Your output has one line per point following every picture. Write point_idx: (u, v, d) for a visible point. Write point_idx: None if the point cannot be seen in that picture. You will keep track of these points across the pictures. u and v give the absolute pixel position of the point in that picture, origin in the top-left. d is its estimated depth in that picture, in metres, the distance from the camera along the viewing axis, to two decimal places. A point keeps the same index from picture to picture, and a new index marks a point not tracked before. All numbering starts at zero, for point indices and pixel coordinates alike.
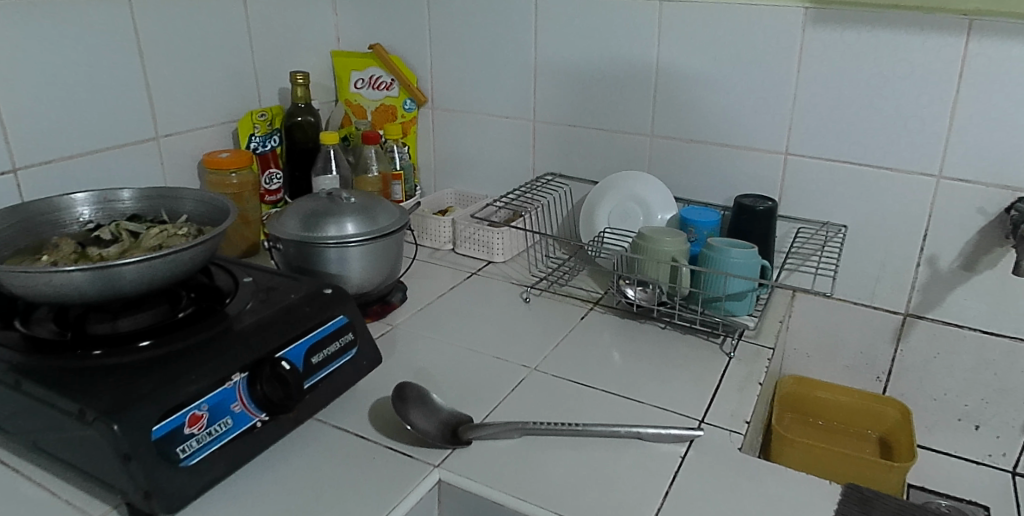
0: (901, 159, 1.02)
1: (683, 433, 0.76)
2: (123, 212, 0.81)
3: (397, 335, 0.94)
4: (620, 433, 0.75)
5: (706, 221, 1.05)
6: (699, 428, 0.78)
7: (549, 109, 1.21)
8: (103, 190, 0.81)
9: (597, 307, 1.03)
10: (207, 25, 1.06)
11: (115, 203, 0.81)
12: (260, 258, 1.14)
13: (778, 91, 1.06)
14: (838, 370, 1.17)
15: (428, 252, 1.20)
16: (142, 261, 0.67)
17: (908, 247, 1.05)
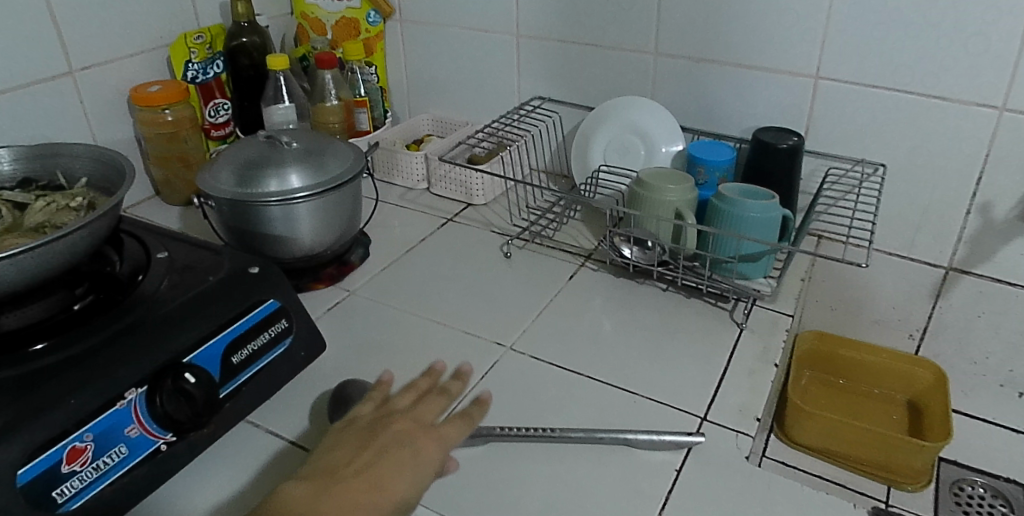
0: (957, 87, 0.85)
1: (681, 439, 0.65)
2: (4, 176, 0.67)
3: (356, 305, 0.82)
4: (603, 440, 0.65)
5: (718, 160, 0.89)
6: (701, 435, 0.65)
7: (536, 23, 1.03)
8: None
9: (589, 263, 0.90)
10: None
11: None
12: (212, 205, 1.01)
13: (810, 0, 0.87)
14: (866, 325, 1.03)
15: (400, 192, 1.06)
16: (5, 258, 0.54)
17: (958, 190, 0.90)
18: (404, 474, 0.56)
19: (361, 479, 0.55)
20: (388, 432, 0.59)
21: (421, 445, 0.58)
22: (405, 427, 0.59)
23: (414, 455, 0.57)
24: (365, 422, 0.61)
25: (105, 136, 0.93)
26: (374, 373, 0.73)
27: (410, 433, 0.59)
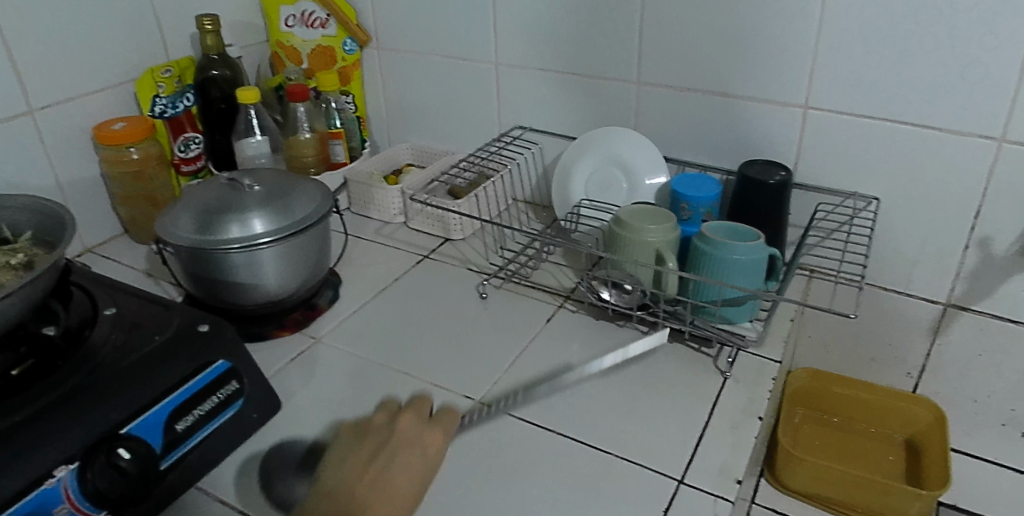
0: (954, 118, 0.80)
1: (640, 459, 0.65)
2: None
3: (321, 354, 0.79)
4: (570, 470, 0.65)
5: (703, 196, 0.85)
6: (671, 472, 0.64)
7: (517, 50, 0.99)
8: None
9: (568, 305, 0.86)
10: None
11: None
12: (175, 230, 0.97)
13: (798, 27, 0.83)
14: (861, 363, 0.95)
15: (377, 226, 1.03)
16: None
17: (956, 225, 0.86)
18: (412, 465, 0.60)
19: (372, 483, 0.58)
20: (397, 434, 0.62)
21: (427, 448, 0.62)
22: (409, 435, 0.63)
23: (422, 463, 0.61)
24: (370, 430, 0.64)
25: (70, 174, 0.91)
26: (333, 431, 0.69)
27: (421, 437, 0.63)
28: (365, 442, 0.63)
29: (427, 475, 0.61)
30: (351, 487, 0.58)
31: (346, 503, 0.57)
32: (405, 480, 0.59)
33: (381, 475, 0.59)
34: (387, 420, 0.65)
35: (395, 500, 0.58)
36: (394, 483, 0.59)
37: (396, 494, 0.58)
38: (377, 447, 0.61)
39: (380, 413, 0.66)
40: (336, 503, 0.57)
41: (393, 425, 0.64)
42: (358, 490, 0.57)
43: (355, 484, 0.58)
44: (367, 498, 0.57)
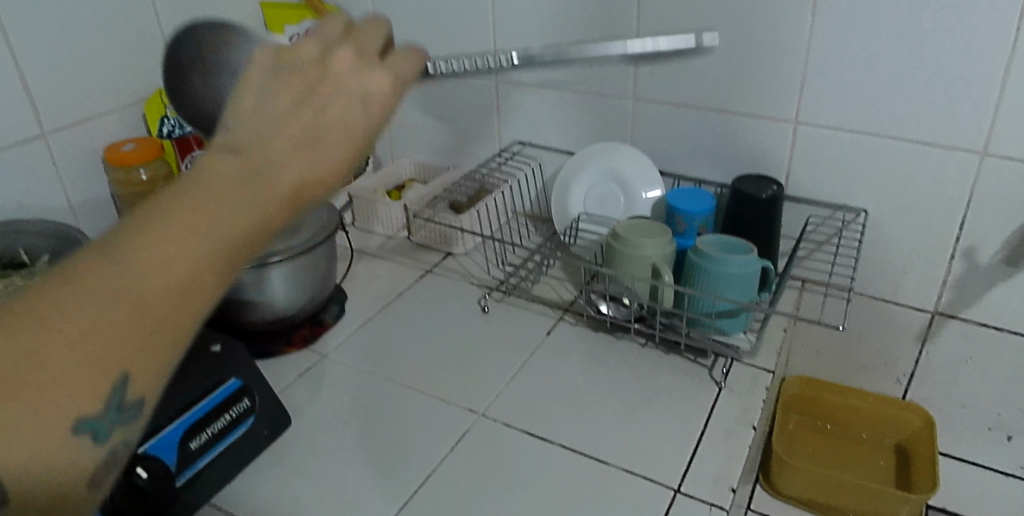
0: (939, 132, 0.83)
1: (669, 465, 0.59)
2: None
3: (329, 370, 0.81)
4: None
5: (697, 210, 0.88)
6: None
7: (516, 68, 1.02)
8: None
9: (567, 317, 0.89)
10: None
11: None
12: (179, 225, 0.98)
13: (789, 45, 0.86)
14: (853, 368, 1.01)
15: (380, 242, 1.05)
16: None
17: (942, 236, 0.88)
18: (340, 110, 0.44)
19: (311, 139, 0.43)
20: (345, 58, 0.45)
21: (372, 82, 0.45)
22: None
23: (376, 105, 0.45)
24: (300, 53, 0.45)
25: (81, 196, 0.94)
26: (341, 444, 0.71)
27: (359, 79, 0.45)
28: (289, 81, 0.44)
29: (379, 122, 0.46)
30: (250, 221, 0.41)
31: (241, 254, 0.41)
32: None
33: (305, 156, 0.42)
34: (317, 35, 0.47)
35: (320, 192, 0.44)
36: (337, 134, 0.44)
37: (323, 186, 0.44)
38: (309, 86, 0.44)
39: (308, 41, 0.46)
40: (239, 185, 0.41)
41: (328, 58, 0.45)
42: (264, 184, 0.41)
43: (268, 157, 0.42)
44: (281, 170, 0.42)
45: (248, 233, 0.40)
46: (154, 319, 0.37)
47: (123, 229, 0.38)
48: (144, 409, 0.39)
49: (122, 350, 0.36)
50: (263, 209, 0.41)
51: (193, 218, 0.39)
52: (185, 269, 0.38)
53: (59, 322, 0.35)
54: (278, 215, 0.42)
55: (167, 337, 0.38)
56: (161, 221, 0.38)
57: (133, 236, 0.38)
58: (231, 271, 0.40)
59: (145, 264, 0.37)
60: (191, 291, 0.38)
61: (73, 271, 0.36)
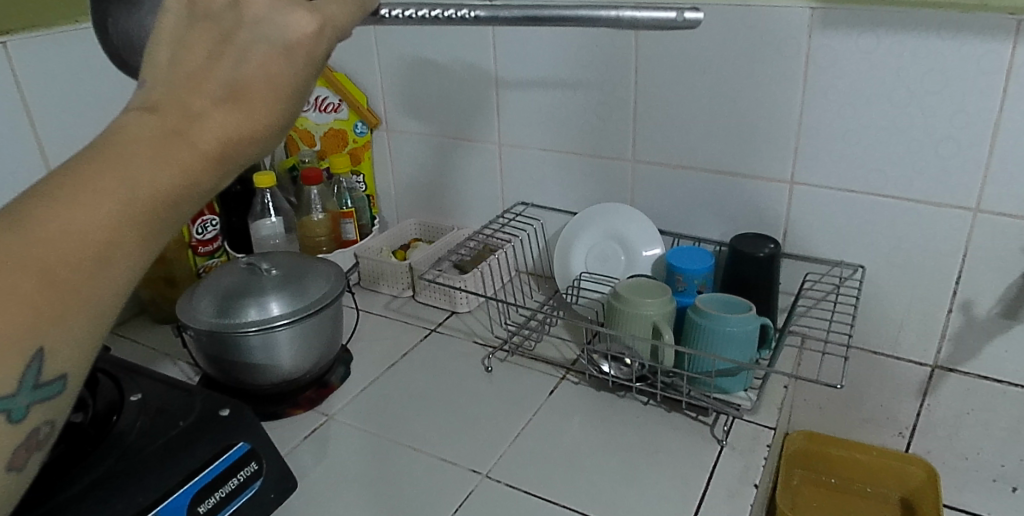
0: (931, 191, 0.84)
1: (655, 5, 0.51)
2: None
3: (335, 431, 0.82)
4: (540, 19, 0.52)
5: (696, 268, 0.90)
6: (675, 11, 0.50)
7: (517, 132, 1.05)
8: None
9: (570, 376, 0.90)
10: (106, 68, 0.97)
11: None
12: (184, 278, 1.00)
13: (781, 108, 0.88)
14: (856, 423, 1.01)
15: (386, 301, 1.07)
16: None
17: (937, 289, 0.89)
18: (264, 57, 0.43)
19: (234, 94, 0.43)
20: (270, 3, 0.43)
21: (293, 26, 0.43)
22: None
23: (308, 60, 0.44)
24: None
25: None
26: (343, 505, 0.72)
27: (281, 20, 0.43)
28: (206, 27, 0.43)
29: (308, 72, 0.45)
30: (172, 184, 0.41)
31: (162, 217, 0.41)
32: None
33: (224, 109, 0.42)
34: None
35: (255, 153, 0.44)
36: (260, 88, 0.43)
37: (252, 141, 0.44)
38: (226, 33, 0.43)
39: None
40: (159, 140, 0.41)
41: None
42: (186, 141, 0.41)
43: (189, 112, 0.42)
44: (204, 126, 0.42)
45: (171, 194, 0.41)
46: (67, 288, 0.38)
47: (39, 190, 0.39)
48: (65, 366, 0.40)
49: (30, 325, 0.37)
50: (185, 169, 0.41)
51: (106, 179, 0.39)
52: (100, 233, 0.39)
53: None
54: (204, 175, 0.42)
55: (86, 307, 0.39)
56: (75, 182, 0.39)
57: (46, 195, 0.38)
58: (150, 237, 0.41)
59: (58, 230, 0.38)
60: (111, 254, 0.39)
61: None
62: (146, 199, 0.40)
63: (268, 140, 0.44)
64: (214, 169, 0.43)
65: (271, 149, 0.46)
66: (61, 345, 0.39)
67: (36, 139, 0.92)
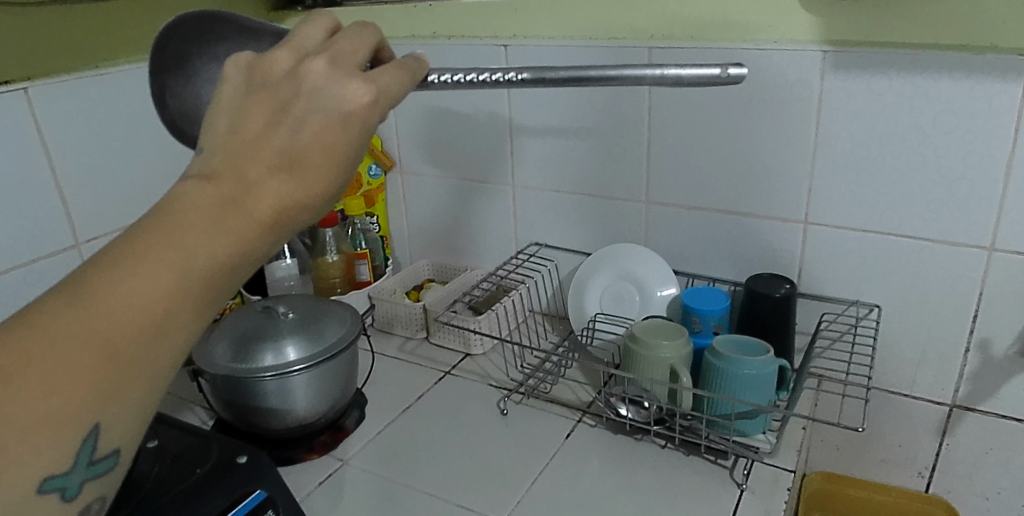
0: (947, 230, 0.84)
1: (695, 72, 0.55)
2: None
3: (349, 477, 0.81)
4: (588, 80, 0.55)
5: (712, 309, 0.89)
6: (718, 69, 0.54)
7: (529, 173, 1.06)
8: None
9: (586, 419, 0.89)
10: (127, 115, 0.99)
11: None
12: None
13: (794, 149, 0.89)
14: (872, 464, 0.99)
15: (400, 343, 1.07)
16: None
17: (953, 329, 0.88)
18: (322, 125, 0.45)
19: (290, 163, 0.45)
20: (327, 77, 0.46)
21: (348, 98, 0.46)
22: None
23: (360, 129, 0.47)
24: (274, 67, 0.47)
25: None
26: None
27: (337, 91, 0.46)
28: (265, 96, 0.45)
29: (360, 139, 0.47)
30: (229, 250, 0.43)
31: (218, 281, 0.43)
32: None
33: (281, 178, 0.44)
34: (294, 44, 0.48)
35: (306, 218, 0.46)
36: (314, 157, 0.45)
37: (305, 207, 0.46)
38: (284, 102, 0.45)
39: (282, 52, 0.47)
40: (217, 209, 0.43)
41: (301, 70, 0.46)
42: (243, 210, 0.43)
43: (246, 180, 0.44)
44: (259, 196, 0.44)
45: (228, 260, 0.43)
46: (128, 358, 0.40)
47: (103, 260, 0.40)
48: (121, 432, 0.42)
49: (88, 401, 0.39)
50: (241, 237, 0.43)
51: (165, 251, 0.41)
52: (159, 304, 0.41)
53: (44, 367, 0.37)
54: (257, 243, 0.44)
55: (142, 374, 0.41)
56: (135, 253, 0.41)
57: (107, 268, 0.40)
58: (207, 302, 0.43)
59: (119, 302, 0.40)
60: (170, 321, 0.41)
61: (45, 314, 0.38)
62: (205, 266, 0.42)
63: (318, 206, 0.47)
64: (268, 234, 0.45)
65: (320, 214, 0.48)
66: (118, 410, 0.41)
67: (57, 184, 0.93)
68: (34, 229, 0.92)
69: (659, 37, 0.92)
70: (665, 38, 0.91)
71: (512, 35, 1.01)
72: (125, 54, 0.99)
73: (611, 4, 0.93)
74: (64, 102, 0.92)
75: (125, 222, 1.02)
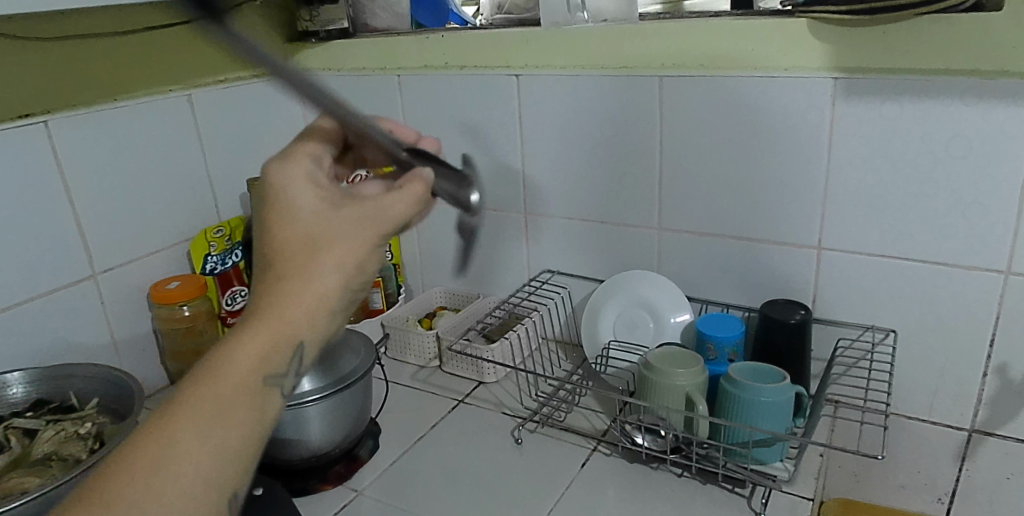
0: (962, 254, 0.84)
1: None
2: (17, 403, 0.84)
3: (364, 508, 0.81)
4: None
5: (726, 336, 0.89)
6: None
7: (541, 200, 1.07)
8: None
9: (601, 448, 0.88)
10: (145, 147, 1.00)
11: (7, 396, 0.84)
12: None
13: (807, 175, 0.89)
14: (892, 489, 0.97)
15: (413, 371, 1.07)
16: (27, 499, 0.65)
17: (970, 354, 0.87)
18: (291, 212, 0.53)
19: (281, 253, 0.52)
20: (278, 175, 0.54)
21: (300, 183, 0.54)
22: (403, 194, 0.54)
23: (314, 217, 0.53)
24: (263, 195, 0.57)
25: (124, 331, 1.02)
26: None
27: (292, 180, 0.54)
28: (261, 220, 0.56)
29: (332, 211, 0.53)
30: (244, 359, 0.50)
31: (235, 386, 0.50)
32: (371, 272, 0.55)
33: (269, 279, 0.52)
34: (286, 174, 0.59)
35: (306, 308, 0.51)
36: (298, 240, 0.52)
37: (296, 294, 0.51)
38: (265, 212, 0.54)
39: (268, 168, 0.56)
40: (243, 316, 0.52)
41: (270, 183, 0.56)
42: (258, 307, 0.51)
43: (258, 284, 0.52)
44: (267, 289, 0.51)
45: (234, 365, 0.50)
46: (179, 447, 0.47)
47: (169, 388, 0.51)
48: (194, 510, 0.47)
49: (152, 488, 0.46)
50: (248, 338, 0.51)
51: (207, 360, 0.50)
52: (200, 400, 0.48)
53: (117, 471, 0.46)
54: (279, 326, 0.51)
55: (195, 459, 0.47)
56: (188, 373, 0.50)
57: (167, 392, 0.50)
58: (233, 401, 0.49)
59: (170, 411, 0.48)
60: (189, 427, 0.47)
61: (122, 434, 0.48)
62: (216, 371, 0.50)
63: (311, 288, 0.51)
64: (274, 329, 0.51)
65: (337, 287, 0.52)
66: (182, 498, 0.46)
67: (75, 214, 0.94)
68: (50, 259, 0.92)
69: (670, 66, 0.92)
70: (676, 67, 0.92)
71: (524, 66, 1.02)
72: (142, 87, 1.00)
73: (621, 34, 0.94)
74: (82, 133, 0.93)
75: (140, 252, 1.02)
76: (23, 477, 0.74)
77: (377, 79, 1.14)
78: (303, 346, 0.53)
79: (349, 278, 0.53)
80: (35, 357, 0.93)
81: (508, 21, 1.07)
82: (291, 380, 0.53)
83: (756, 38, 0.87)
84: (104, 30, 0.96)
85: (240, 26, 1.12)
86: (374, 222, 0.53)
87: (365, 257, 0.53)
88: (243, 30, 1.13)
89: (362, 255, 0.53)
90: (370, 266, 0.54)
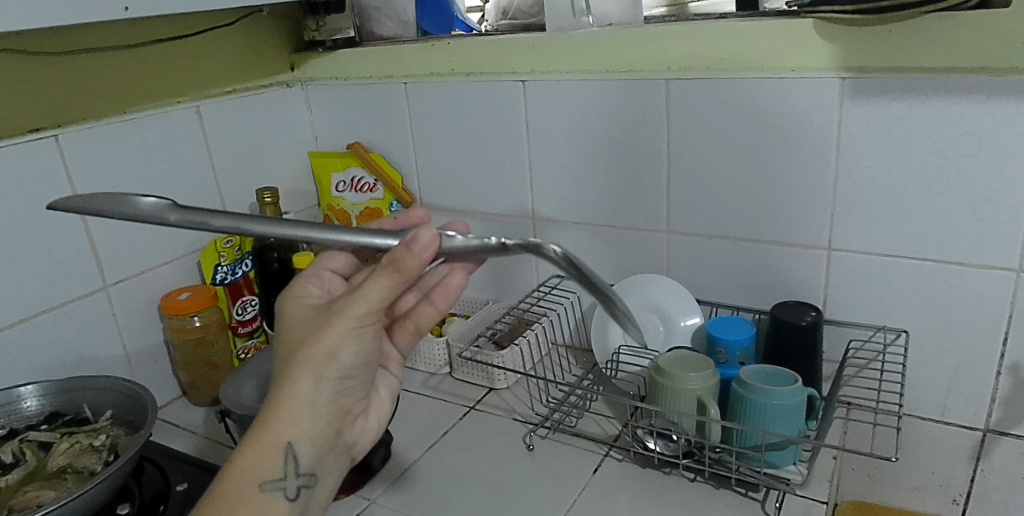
0: (975, 253, 0.83)
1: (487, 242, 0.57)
2: (29, 416, 0.84)
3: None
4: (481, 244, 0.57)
5: (738, 339, 0.89)
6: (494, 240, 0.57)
7: (548, 204, 1.08)
8: (3, 396, 0.83)
9: (613, 453, 0.88)
10: (153, 158, 1.01)
11: (19, 409, 0.84)
12: (223, 373, 1.06)
13: (816, 177, 0.88)
14: (906, 491, 0.97)
15: (423, 378, 1.08)
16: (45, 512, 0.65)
17: (983, 353, 0.86)
18: (286, 316, 0.64)
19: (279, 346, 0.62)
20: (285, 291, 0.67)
21: (299, 295, 0.67)
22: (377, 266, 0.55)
23: (301, 315, 0.63)
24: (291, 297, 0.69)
25: (136, 342, 1.02)
26: None
27: (296, 290, 0.67)
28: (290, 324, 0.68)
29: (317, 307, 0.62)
30: (250, 444, 0.59)
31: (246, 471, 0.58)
32: (351, 359, 0.60)
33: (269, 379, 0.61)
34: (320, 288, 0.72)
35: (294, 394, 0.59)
36: (287, 335, 0.62)
37: (281, 392, 0.59)
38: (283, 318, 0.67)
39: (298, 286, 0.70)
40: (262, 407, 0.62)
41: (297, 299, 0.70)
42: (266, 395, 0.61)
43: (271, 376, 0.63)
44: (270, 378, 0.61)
45: (247, 451, 0.59)
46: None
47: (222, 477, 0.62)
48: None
49: None
50: (246, 448, 0.59)
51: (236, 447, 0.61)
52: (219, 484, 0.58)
53: None
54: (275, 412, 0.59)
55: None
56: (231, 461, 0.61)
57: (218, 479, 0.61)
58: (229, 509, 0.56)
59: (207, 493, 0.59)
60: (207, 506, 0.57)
61: None
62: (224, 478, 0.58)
63: (292, 385, 0.59)
64: (265, 437, 0.59)
65: (322, 368, 0.59)
66: None
67: (86, 227, 0.94)
68: (62, 272, 0.93)
69: (676, 68, 0.92)
70: (682, 70, 0.92)
71: (530, 71, 1.02)
72: (149, 99, 1.01)
73: (627, 38, 0.94)
74: (91, 147, 0.94)
75: (151, 264, 1.03)
76: (40, 490, 0.75)
77: (384, 87, 1.14)
78: (292, 446, 0.60)
79: (325, 368, 0.59)
80: (48, 370, 0.94)
81: (514, 26, 1.07)
82: (291, 484, 0.60)
83: (763, 39, 0.86)
84: (113, 44, 0.96)
85: (247, 37, 1.13)
86: (343, 311, 0.58)
87: (337, 341, 0.59)
88: (250, 39, 1.14)
89: (333, 340, 0.58)
90: (346, 351, 0.59)
